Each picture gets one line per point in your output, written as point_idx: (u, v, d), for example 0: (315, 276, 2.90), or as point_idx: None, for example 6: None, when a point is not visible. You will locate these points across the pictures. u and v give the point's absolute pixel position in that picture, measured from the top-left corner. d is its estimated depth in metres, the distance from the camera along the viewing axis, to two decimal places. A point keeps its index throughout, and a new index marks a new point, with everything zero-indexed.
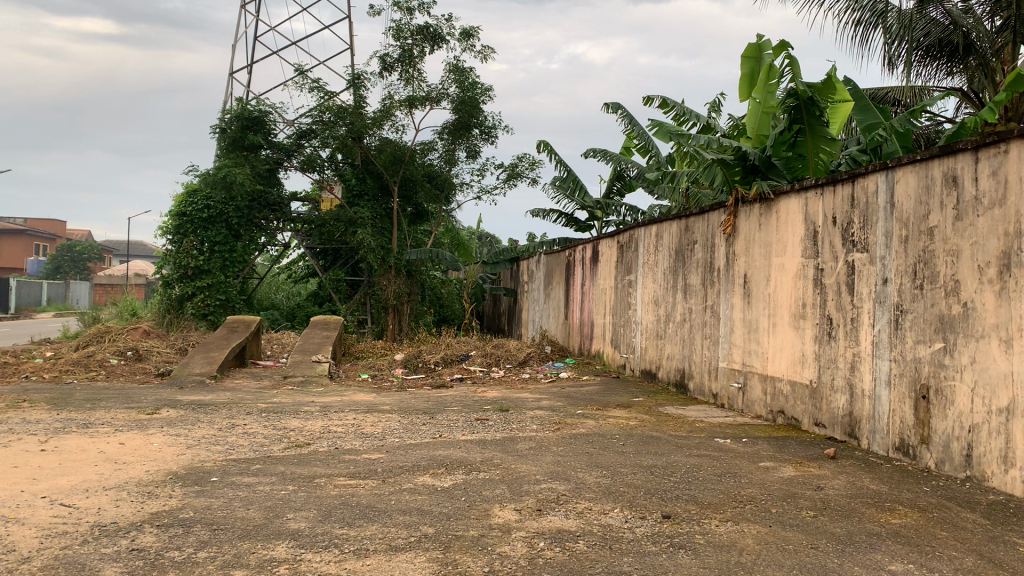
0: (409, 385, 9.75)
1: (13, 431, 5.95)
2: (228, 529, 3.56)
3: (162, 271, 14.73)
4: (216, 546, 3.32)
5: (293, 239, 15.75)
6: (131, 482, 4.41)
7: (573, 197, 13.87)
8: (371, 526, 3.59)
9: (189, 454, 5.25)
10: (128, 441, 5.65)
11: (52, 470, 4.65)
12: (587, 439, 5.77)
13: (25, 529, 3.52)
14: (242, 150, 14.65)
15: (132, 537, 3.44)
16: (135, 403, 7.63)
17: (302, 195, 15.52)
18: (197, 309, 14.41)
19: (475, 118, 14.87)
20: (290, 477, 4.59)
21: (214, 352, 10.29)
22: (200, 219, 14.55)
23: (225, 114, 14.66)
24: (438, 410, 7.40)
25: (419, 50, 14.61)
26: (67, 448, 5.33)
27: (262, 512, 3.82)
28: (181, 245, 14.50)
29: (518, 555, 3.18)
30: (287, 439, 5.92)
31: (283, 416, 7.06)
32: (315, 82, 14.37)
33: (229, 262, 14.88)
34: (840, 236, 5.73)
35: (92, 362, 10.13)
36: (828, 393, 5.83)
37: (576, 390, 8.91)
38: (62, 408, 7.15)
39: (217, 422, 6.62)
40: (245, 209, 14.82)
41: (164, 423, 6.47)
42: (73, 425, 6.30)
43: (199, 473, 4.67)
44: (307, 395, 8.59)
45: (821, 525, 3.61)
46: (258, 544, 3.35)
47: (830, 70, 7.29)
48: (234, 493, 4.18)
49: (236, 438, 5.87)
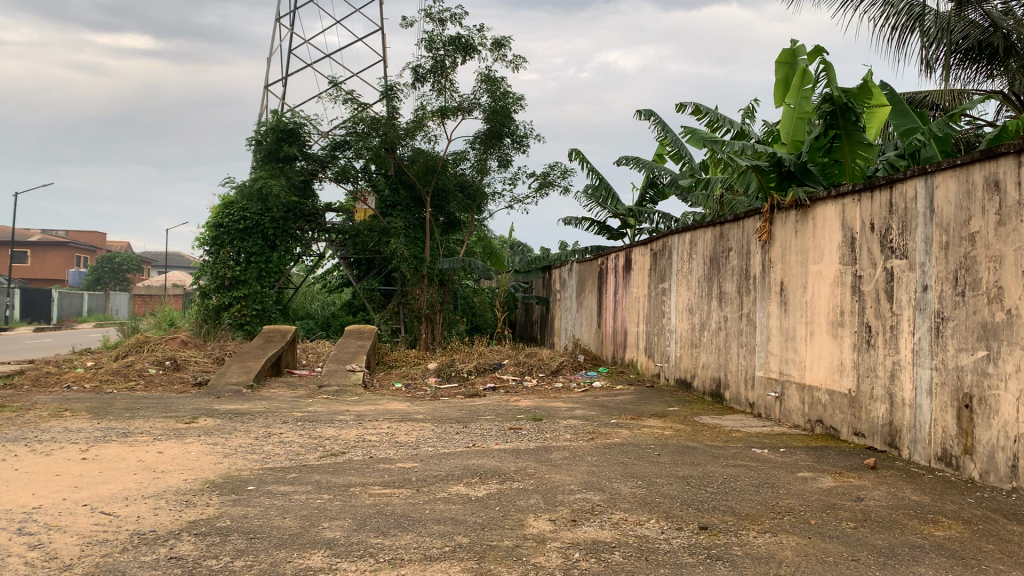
0: (443, 394, 9.77)
1: (56, 439, 6.07)
2: (264, 537, 3.59)
3: (200, 282, 14.95)
4: (252, 555, 3.35)
5: (327, 249, 15.94)
6: (169, 490, 4.46)
7: (606, 205, 13.84)
8: (405, 535, 3.60)
9: (226, 463, 5.31)
10: (167, 450, 5.73)
11: (93, 478, 4.74)
12: (622, 449, 5.74)
13: (67, 537, 3.58)
14: (278, 162, 14.82)
15: (170, 545, 3.48)
16: (174, 412, 7.71)
17: (336, 205, 15.68)
18: (234, 319, 14.61)
19: (507, 127, 14.90)
20: (325, 486, 4.62)
21: (250, 361, 10.40)
22: (237, 231, 14.75)
23: (260, 127, 14.84)
24: (472, 419, 7.40)
25: (451, 60, 14.69)
26: (107, 457, 5.42)
27: (298, 521, 3.85)
28: (218, 256, 14.72)
29: (552, 565, 3.17)
30: (322, 448, 5.96)
31: (318, 424, 7.11)
32: (349, 94, 14.50)
33: (265, 272, 15.05)
34: (878, 242, 5.64)
35: (131, 371, 10.30)
36: (867, 402, 5.73)
37: (610, 400, 8.87)
38: (103, 417, 7.27)
39: (253, 431, 6.69)
40: (281, 220, 15.00)
41: (201, 433, 6.54)
42: (113, 433, 6.40)
43: (236, 482, 4.72)
44: (341, 404, 8.65)
45: (862, 536, 3.55)
46: (294, 553, 3.37)
47: (866, 75, 7.20)
48: (270, 502, 4.22)
49: (272, 447, 5.92)
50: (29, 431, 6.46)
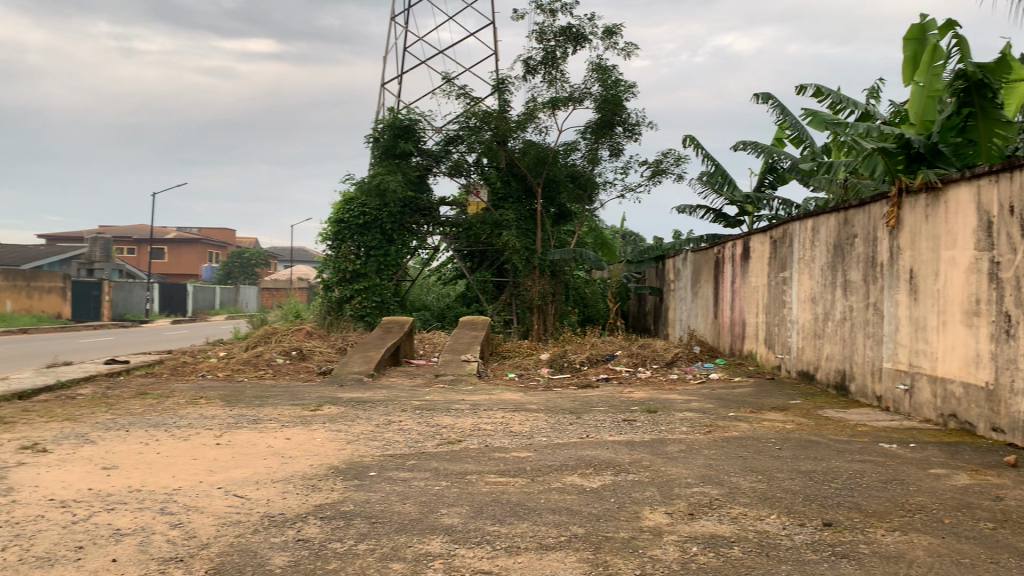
0: (556, 384, 9.80)
1: (193, 425, 6.45)
2: (385, 522, 3.70)
3: (324, 275, 15.57)
4: (375, 539, 3.46)
5: (442, 242, 16.23)
6: (297, 475, 4.66)
7: (722, 191, 13.51)
8: (521, 523, 3.64)
9: (349, 449, 5.50)
10: (294, 436, 5.99)
11: (227, 462, 5.00)
12: (741, 443, 5.61)
13: (204, 517, 3.80)
14: (394, 158, 15.20)
15: (298, 528, 3.64)
16: (300, 400, 8.06)
17: (450, 199, 15.94)
18: (355, 311, 15.10)
19: (619, 115, 14.76)
20: (443, 473, 4.71)
21: (371, 351, 10.72)
22: (356, 225, 15.24)
23: (377, 124, 15.25)
24: (586, 410, 7.40)
25: (562, 50, 14.65)
26: (238, 442, 5.70)
27: (418, 507, 3.94)
28: (339, 251, 15.24)
29: (669, 559, 3.13)
30: (438, 436, 6.06)
31: (436, 413, 7.28)
32: (462, 89, 14.69)
33: (384, 265, 15.47)
34: (1019, 225, 5.29)
35: (260, 361, 10.80)
36: (1007, 396, 5.39)
37: (728, 392, 8.70)
38: (235, 404, 7.67)
39: (374, 418, 6.92)
40: (398, 215, 15.39)
41: (326, 420, 6.81)
42: (244, 420, 6.75)
43: (358, 468, 4.88)
44: (458, 393, 8.83)
45: (1001, 538, 3.35)
46: (413, 538, 3.45)
47: (1005, 49, 6.75)
48: (390, 488, 4.33)
49: (392, 434, 6.10)
50: (169, 416, 6.89)
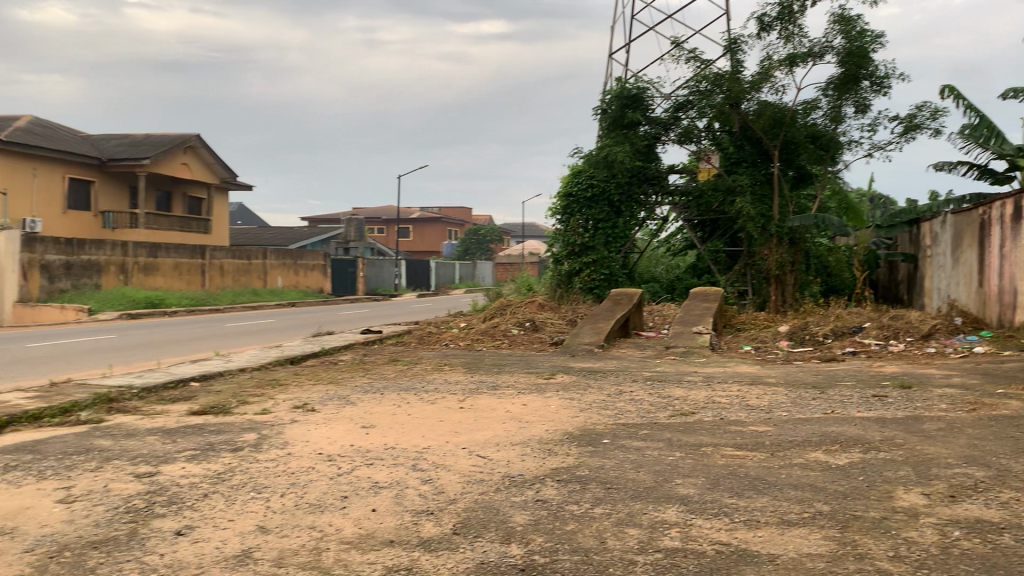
0: (795, 358, 9.37)
1: (439, 390, 6.87)
2: (621, 488, 3.74)
3: (554, 249, 16.00)
4: (611, 504, 3.51)
5: (671, 212, 16.01)
6: (534, 439, 4.83)
7: (988, 145, 12.18)
8: (761, 497, 3.53)
9: (583, 416, 5.61)
10: (531, 402, 6.20)
11: (469, 425, 5.28)
12: (1012, 423, 5.06)
13: (451, 475, 4.04)
14: (622, 128, 15.25)
15: (537, 489, 3.77)
16: (535, 369, 8.33)
17: (679, 167, 15.66)
18: (584, 284, 15.32)
19: (865, 68, 13.71)
20: (678, 443, 4.68)
21: (602, 322, 10.84)
22: (584, 198, 15.48)
23: (605, 96, 15.33)
24: (829, 385, 7.02)
25: (800, 3, 13.82)
26: (479, 406, 6.00)
27: (653, 475, 3.95)
28: (569, 224, 15.62)
29: (927, 542, 2.90)
30: (671, 407, 6.02)
31: (669, 384, 7.23)
32: (691, 53, 14.32)
33: (613, 238, 15.45)
34: None
35: (497, 331, 11.26)
36: None
37: (995, 367, 7.87)
38: (476, 371, 8.07)
39: (607, 388, 7.00)
40: (626, 186, 15.30)
41: (560, 388, 6.99)
42: (484, 386, 7.09)
43: (593, 435, 4.97)
44: (691, 365, 8.70)
45: None
46: (649, 505, 3.46)
47: None
48: (625, 455, 4.37)
49: (625, 404, 6.14)
50: (417, 381, 7.39)
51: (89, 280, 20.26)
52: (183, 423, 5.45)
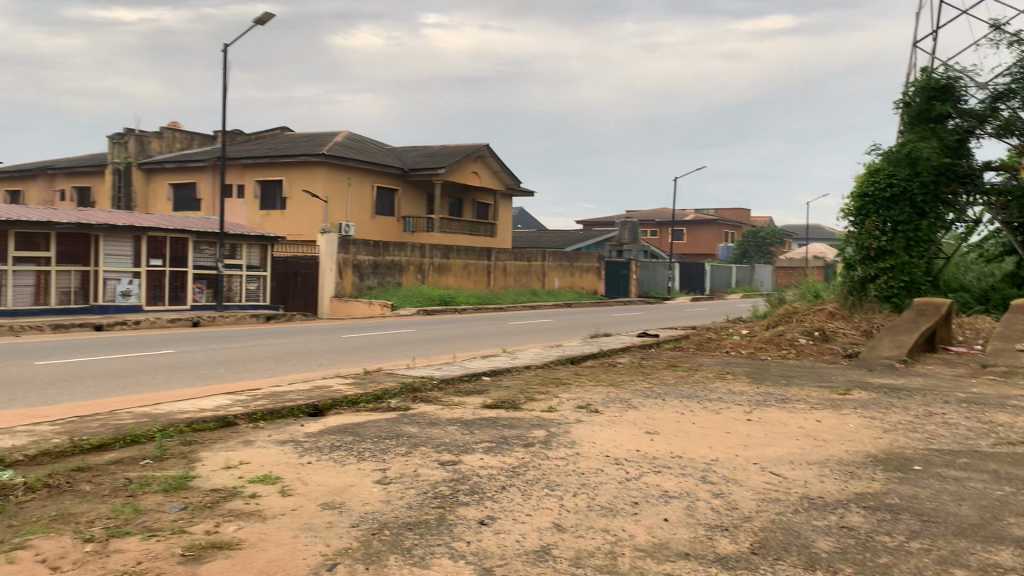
0: None
1: (724, 399, 6.66)
2: (940, 522, 3.36)
3: (845, 253, 14.67)
4: (930, 539, 3.16)
5: (984, 214, 14.30)
6: (833, 459, 4.50)
7: None
8: None
9: (888, 438, 5.14)
10: (825, 419, 5.80)
11: (759, 439, 5.04)
12: None
13: (743, 490, 3.88)
14: (929, 121, 14.29)
15: (841, 514, 3.50)
16: (828, 382, 7.80)
17: (997, 164, 13.94)
18: (880, 291, 13.95)
19: None
20: (1006, 477, 4.12)
21: (903, 335, 9.92)
22: (883, 199, 14.02)
23: (909, 90, 14.52)
24: None
25: None
26: (769, 419, 5.72)
27: (979, 511, 3.51)
28: (864, 226, 14.22)
29: None
30: (994, 434, 5.32)
31: (988, 407, 6.42)
32: (1014, 36, 12.71)
33: (915, 242, 13.97)
34: None
35: (783, 341, 10.70)
36: None
37: None
38: (762, 382, 7.73)
39: (913, 408, 6.36)
40: (931, 184, 13.89)
41: (858, 405, 6.48)
42: (773, 398, 6.76)
43: (901, 459, 4.53)
44: (1014, 387, 7.68)
45: None
46: (977, 545, 3.08)
47: None
48: (942, 486, 3.93)
49: (936, 428, 5.54)
50: (700, 389, 7.22)
51: (392, 279, 22.22)
52: (478, 417, 5.76)
